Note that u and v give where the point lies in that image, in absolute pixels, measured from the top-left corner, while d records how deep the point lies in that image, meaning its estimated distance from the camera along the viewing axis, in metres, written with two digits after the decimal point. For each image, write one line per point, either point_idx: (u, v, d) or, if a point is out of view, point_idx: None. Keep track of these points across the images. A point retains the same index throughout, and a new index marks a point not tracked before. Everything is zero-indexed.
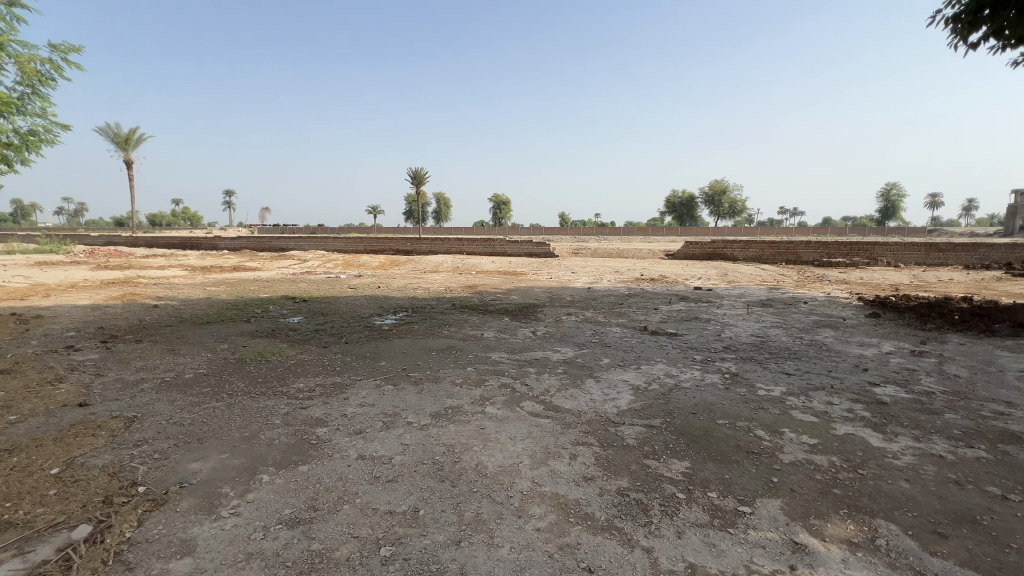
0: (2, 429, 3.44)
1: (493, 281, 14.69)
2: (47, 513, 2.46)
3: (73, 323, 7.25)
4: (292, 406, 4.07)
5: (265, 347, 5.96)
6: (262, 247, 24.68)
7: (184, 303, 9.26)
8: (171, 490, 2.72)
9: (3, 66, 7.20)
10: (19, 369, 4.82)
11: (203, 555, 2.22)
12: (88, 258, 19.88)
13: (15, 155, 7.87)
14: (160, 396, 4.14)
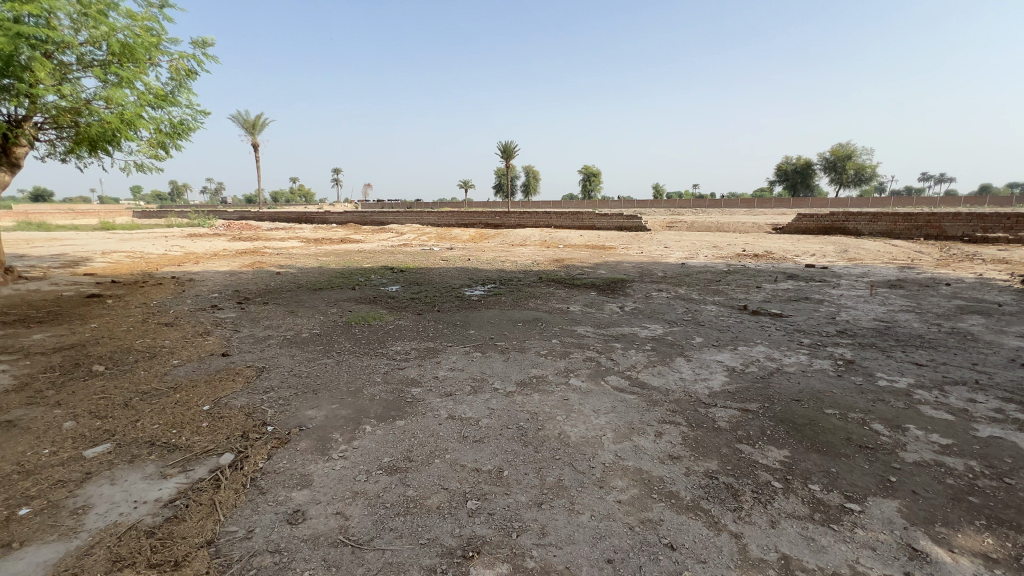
0: (169, 369, 4.18)
1: (581, 255, 14.49)
2: (202, 441, 2.97)
3: (216, 286, 8.48)
4: (391, 366, 4.44)
5: (368, 312, 6.53)
6: (365, 221, 26.73)
7: (302, 271, 10.38)
8: (292, 431, 3.14)
9: (158, 65, 8.39)
10: (179, 323, 5.80)
11: (317, 489, 2.54)
12: (226, 231, 23.00)
13: (170, 142, 9.19)
14: (284, 351, 4.75)
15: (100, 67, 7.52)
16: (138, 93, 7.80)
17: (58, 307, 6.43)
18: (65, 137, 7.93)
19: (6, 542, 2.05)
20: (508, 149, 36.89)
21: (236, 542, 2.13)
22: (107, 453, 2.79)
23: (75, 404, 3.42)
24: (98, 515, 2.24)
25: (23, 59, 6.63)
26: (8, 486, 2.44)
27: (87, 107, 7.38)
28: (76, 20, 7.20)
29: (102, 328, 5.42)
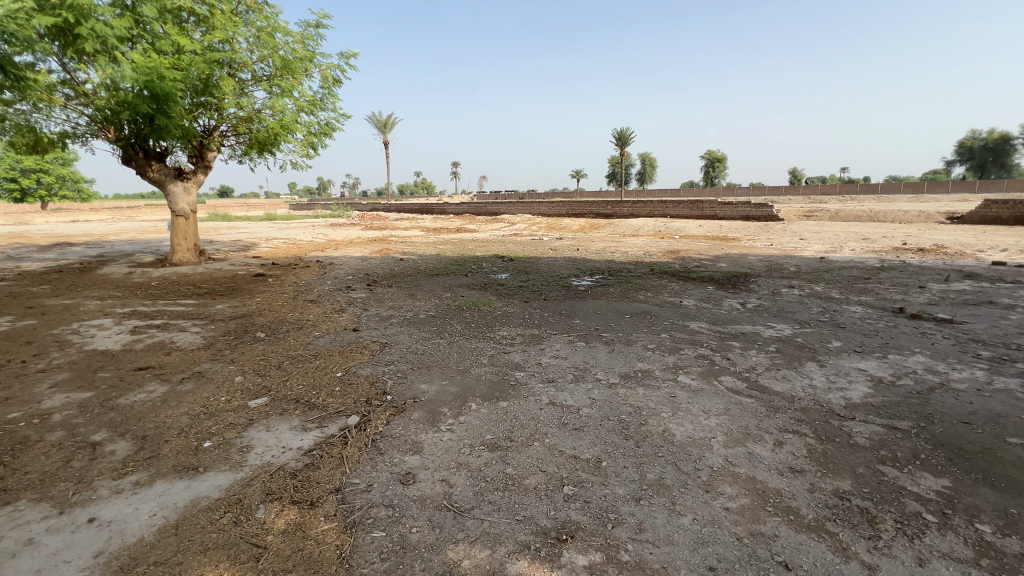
0: (312, 339, 4.85)
1: (699, 246, 13.53)
2: (335, 402, 3.40)
3: (351, 269, 9.55)
4: (497, 349, 4.63)
5: (478, 298, 6.86)
6: (479, 211, 27.97)
7: (422, 258, 11.22)
8: (408, 401, 3.44)
9: (312, 75, 9.63)
10: (321, 300, 6.67)
11: (427, 455, 2.77)
12: (359, 221, 25.82)
13: (318, 143, 10.52)
14: (403, 330, 5.21)
15: (268, 81, 8.87)
16: (294, 101, 9.05)
17: (234, 283, 7.80)
18: (241, 143, 9.53)
19: (195, 466, 2.58)
20: (623, 136, 35.60)
21: (358, 492, 2.42)
22: (264, 405, 3.33)
23: (243, 363, 4.15)
24: (257, 454, 2.71)
25: (214, 79, 8.11)
26: (197, 423, 3.06)
27: (257, 115, 8.77)
28: (252, 42, 8.58)
29: (264, 302, 6.45)
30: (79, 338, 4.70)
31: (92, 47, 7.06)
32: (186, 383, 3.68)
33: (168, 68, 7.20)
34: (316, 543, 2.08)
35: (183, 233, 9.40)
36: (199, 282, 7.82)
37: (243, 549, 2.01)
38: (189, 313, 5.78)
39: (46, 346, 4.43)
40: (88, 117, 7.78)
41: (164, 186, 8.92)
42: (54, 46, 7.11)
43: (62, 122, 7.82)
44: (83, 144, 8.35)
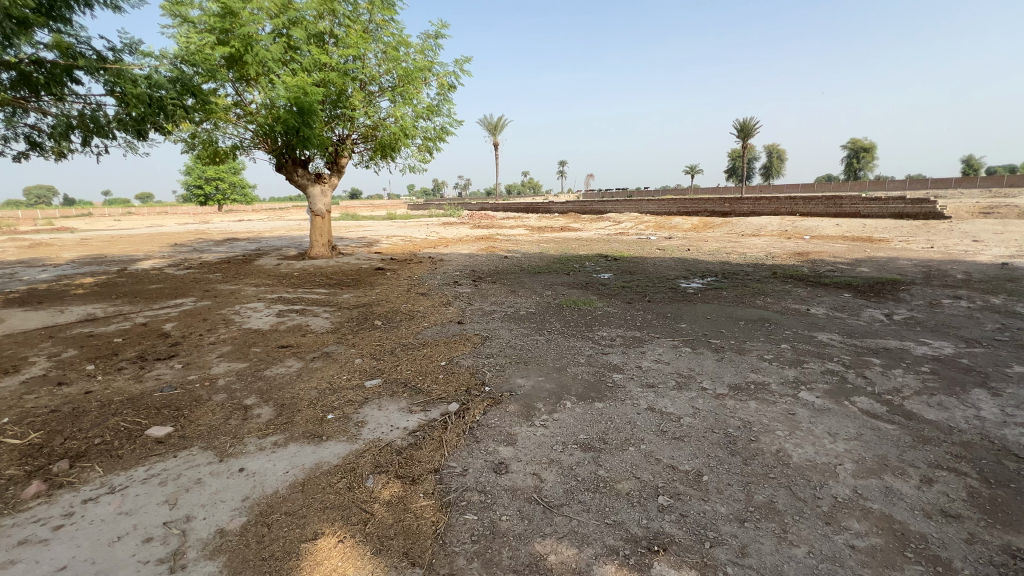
0: (422, 329, 5.22)
1: (834, 248, 11.92)
2: (438, 389, 3.63)
3: (459, 266, 10.06)
4: (595, 349, 4.56)
5: (579, 297, 6.81)
6: (584, 209, 27.71)
7: (525, 256, 11.44)
8: (505, 394, 3.55)
9: (430, 83, 10.35)
10: (431, 293, 7.15)
11: (520, 448, 2.83)
12: (468, 220, 27.13)
13: (433, 147, 11.26)
14: (504, 325, 5.37)
15: (392, 91, 9.73)
16: (414, 109, 9.79)
17: (359, 275, 8.69)
18: (369, 149, 10.57)
19: (319, 434, 2.94)
20: (747, 125, 32.63)
21: (455, 475, 2.56)
22: (378, 386, 3.68)
23: (363, 347, 4.62)
24: (370, 430, 3.00)
25: (348, 92, 9.11)
26: (323, 397, 3.48)
27: (382, 123, 9.65)
28: (379, 57, 9.46)
29: (382, 294, 7.09)
30: (240, 317, 5.62)
31: (256, 72, 8.35)
32: (317, 361, 4.21)
33: (312, 85, 8.24)
34: (415, 517, 2.24)
35: (320, 230, 10.77)
36: (330, 274, 8.87)
37: (354, 512, 2.25)
38: (321, 301, 6.58)
39: (216, 323, 5.37)
40: (251, 131, 9.23)
41: (307, 189, 10.22)
42: (228, 73, 8.55)
43: (233, 137, 9.38)
44: (247, 154, 9.92)
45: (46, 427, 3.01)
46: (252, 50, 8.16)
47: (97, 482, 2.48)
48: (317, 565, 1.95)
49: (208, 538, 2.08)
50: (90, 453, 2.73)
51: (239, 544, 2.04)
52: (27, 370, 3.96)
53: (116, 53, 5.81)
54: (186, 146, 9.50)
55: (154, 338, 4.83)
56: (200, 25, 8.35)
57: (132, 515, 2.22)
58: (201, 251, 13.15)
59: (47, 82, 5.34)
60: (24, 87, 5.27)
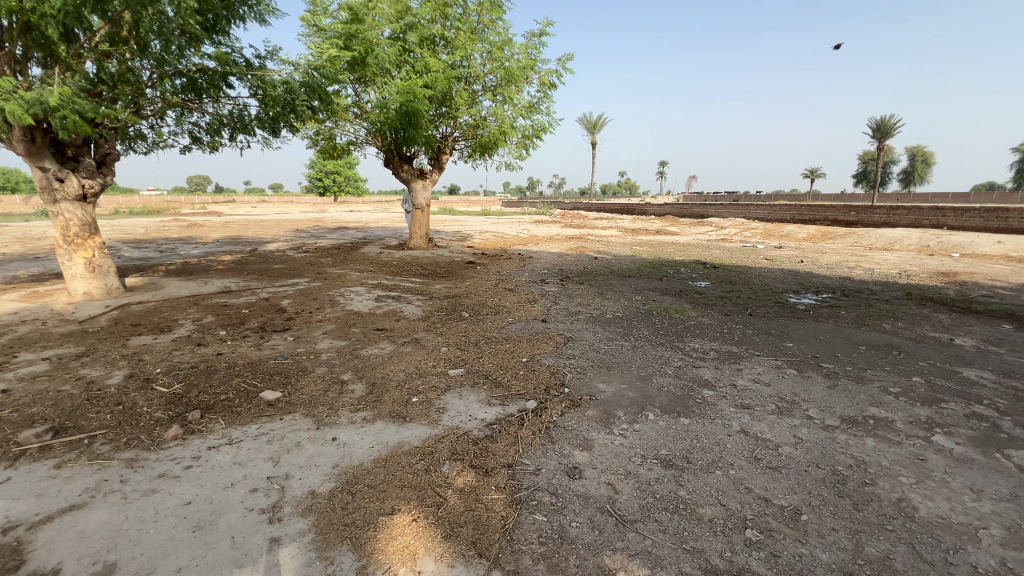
0: (506, 324, 5.30)
1: (992, 270, 10.02)
2: (517, 385, 3.64)
3: (547, 264, 10.04)
4: (685, 361, 4.29)
5: (671, 304, 6.45)
6: (683, 212, 26.21)
7: (616, 258, 11.11)
8: (584, 397, 3.47)
9: (532, 81, 10.45)
10: (518, 290, 7.23)
11: (596, 455, 2.75)
12: (560, 219, 27.07)
13: (530, 145, 11.38)
14: (589, 327, 5.26)
15: (494, 91, 9.99)
16: (513, 108, 9.97)
17: (451, 268, 9.06)
18: (469, 147, 10.96)
19: (403, 415, 3.10)
20: (885, 125, 28.62)
21: (527, 473, 2.55)
22: (460, 375, 3.80)
23: (449, 336, 4.80)
24: (450, 417, 3.10)
25: (453, 92, 9.52)
26: (410, 380, 3.67)
27: (483, 122, 9.95)
28: (485, 57, 9.76)
29: (471, 287, 7.31)
30: (344, 299, 6.13)
31: (374, 73, 9.04)
32: (407, 346, 4.45)
33: (421, 86, 8.73)
34: (486, 508, 2.27)
35: (420, 223, 11.38)
36: (426, 264, 9.35)
37: (429, 495, 2.33)
38: (415, 290, 6.95)
39: (324, 303, 5.92)
40: (365, 129, 10.02)
41: (410, 183, 10.87)
42: (350, 75, 9.35)
43: (350, 134, 10.26)
44: (361, 150, 10.79)
45: (186, 380, 3.54)
46: (372, 53, 8.86)
47: (219, 432, 2.85)
48: (392, 539, 2.05)
49: (302, 497, 2.29)
50: (216, 407, 3.15)
51: (326, 507, 2.22)
52: (177, 331, 4.68)
53: (261, 60, 6.61)
54: (310, 142, 10.57)
55: (273, 311, 5.46)
56: (330, 32, 9.23)
57: (243, 466, 2.52)
58: (318, 237, 14.60)
59: (208, 86, 6.24)
60: (191, 91, 6.21)
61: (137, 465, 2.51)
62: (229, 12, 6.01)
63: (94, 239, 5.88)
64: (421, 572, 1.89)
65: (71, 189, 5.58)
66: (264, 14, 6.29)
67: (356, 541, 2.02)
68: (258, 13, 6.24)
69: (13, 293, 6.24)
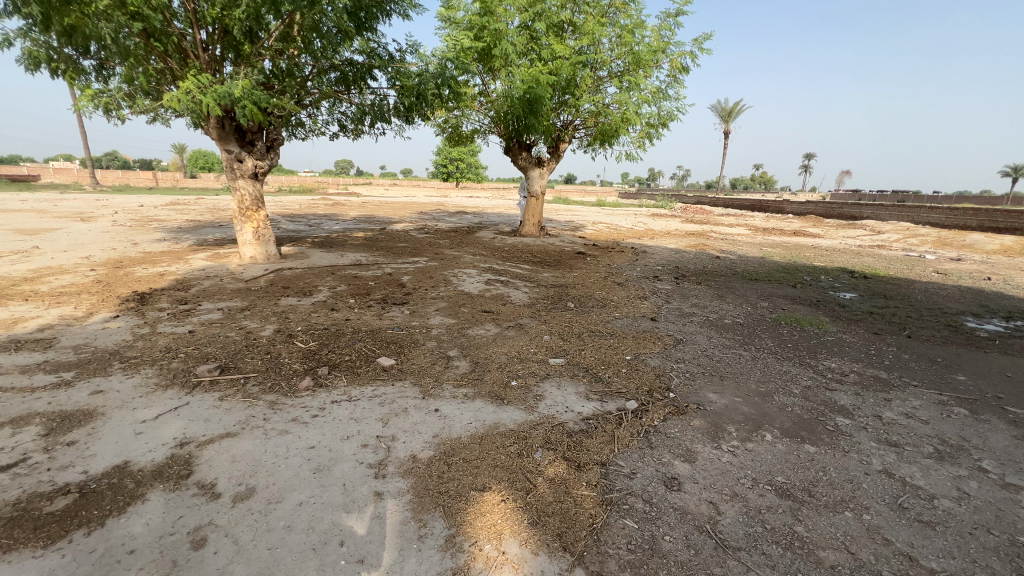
0: (612, 319, 5.13)
1: None
2: (618, 383, 3.51)
3: (661, 260, 9.53)
4: (817, 381, 3.76)
5: (804, 315, 5.70)
6: (830, 213, 22.96)
7: (742, 259, 10.12)
8: (691, 405, 3.22)
9: (662, 65, 9.85)
10: (628, 284, 6.96)
11: (699, 469, 2.54)
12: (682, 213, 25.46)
13: (654, 134, 10.80)
14: (703, 331, 4.88)
15: (620, 76, 9.62)
16: (639, 95, 9.52)
17: (560, 257, 9.03)
18: (589, 135, 10.74)
19: (502, 397, 3.17)
20: None
21: (621, 476, 2.45)
22: (560, 365, 3.78)
23: (553, 325, 4.79)
24: (546, 406, 3.10)
25: (577, 79, 9.38)
26: (511, 364, 3.74)
27: (605, 110, 9.67)
28: (613, 42, 9.42)
29: (580, 277, 7.20)
30: (457, 280, 6.45)
31: (501, 63, 9.27)
32: (510, 330, 4.54)
33: (545, 75, 8.74)
34: (575, 503, 2.23)
35: (533, 211, 11.50)
36: (536, 252, 9.45)
37: (520, 479, 2.36)
38: (524, 276, 7.06)
39: (439, 281, 6.29)
40: (489, 117, 10.36)
41: (527, 171, 11.02)
42: (479, 66, 9.71)
43: (474, 123, 10.69)
44: (484, 138, 11.20)
45: (320, 339, 4.02)
46: (500, 43, 9.08)
47: (342, 389, 3.19)
48: (481, 515, 2.11)
49: (404, 459, 2.46)
50: (341, 366, 3.52)
51: (424, 473, 2.35)
52: (316, 295, 5.33)
53: (401, 53, 7.14)
54: (439, 130, 11.24)
55: (395, 285, 5.94)
56: (464, 24, 9.66)
57: (358, 423, 2.78)
58: (439, 220, 15.57)
59: (355, 78, 6.92)
60: (342, 83, 6.94)
61: (277, 408, 2.91)
62: (378, 10, 6.57)
63: (260, 211, 6.89)
64: (505, 553, 1.92)
65: (246, 168, 6.60)
66: (407, 9, 6.75)
67: (447, 510, 2.12)
68: (402, 9, 6.72)
69: (203, 253, 7.64)
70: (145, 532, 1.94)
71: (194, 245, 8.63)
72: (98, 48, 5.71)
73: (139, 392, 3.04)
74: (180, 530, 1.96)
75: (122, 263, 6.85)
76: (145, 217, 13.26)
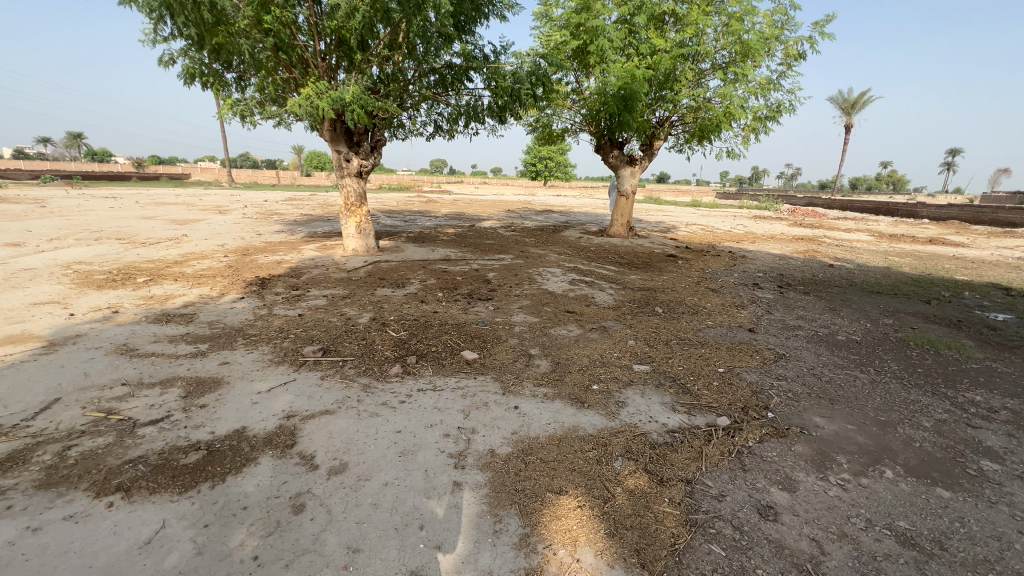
0: (704, 327, 4.81)
1: None
2: (708, 396, 3.28)
3: (763, 266, 8.76)
4: (954, 415, 3.21)
5: (940, 336, 4.91)
6: (980, 218, 19.58)
7: (861, 268, 8.97)
8: (793, 429, 2.92)
9: (774, 53, 9.04)
10: (723, 291, 6.49)
11: (800, 500, 2.28)
12: (790, 216, 23.21)
13: (761, 129, 9.95)
14: (810, 347, 4.41)
15: (724, 68, 9.00)
16: (746, 87, 8.83)
17: (649, 259, 8.68)
18: (687, 132, 10.17)
19: (582, 400, 3.11)
20: None
21: (709, 497, 2.28)
22: (645, 373, 3.62)
23: (639, 330, 4.61)
24: (629, 413, 2.98)
25: (677, 72, 8.93)
26: (593, 367, 3.66)
27: (706, 104, 9.10)
28: (719, 31, 8.83)
29: (670, 282, 6.86)
30: (541, 278, 6.46)
31: (596, 60, 9.10)
32: (594, 333, 4.44)
33: (642, 70, 8.44)
34: (655, 519, 2.12)
35: (622, 210, 11.17)
36: (624, 253, 9.17)
37: (598, 486, 2.29)
38: (610, 278, 6.88)
39: (523, 279, 6.35)
40: (581, 115, 10.23)
41: (618, 170, 10.73)
42: (573, 63, 9.62)
43: (566, 121, 10.62)
44: (574, 137, 11.09)
45: (410, 329, 4.24)
46: (596, 40, 8.91)
47: (427, 378, 3.34)
48: (557, 518, 2.08)
49: (483, 453, 2.51)
50: (428, 357, 3.69)
51: (501, 469, 2.38)
52: (408, 287, 5.64)
53: (497, 54, 7.29)
54: (530, 129, 11.34)
55: (481, 281, 6.10)
56: (560, 22, 9.63)
57: (441, 412, 2.89)
58: (526, 218, 15.74)
59: (453, 81, 7.20)
60: (441, 86, 7.25)
61: (370, 391, 3.11)
62: (477, 13, 6.76)
63: (362, 207, 7.44)
64: (580, 561, 1.87)
65: (353, 167, 7.16)
66: (505, 10, 6.87)
67: (523, 508, 2.12)
68: (500, 11, 6.85)
69: (313, 244, 8.43)
70: (256, 491, 2.17)
71: (307, 237, 9.55)
72: (239, 62, 6.52)
73: (256, 365, 3.43)
74: (284, 493, 2.17)
75: (248, 251, 7.78)
76: (268, 211, 14.95)
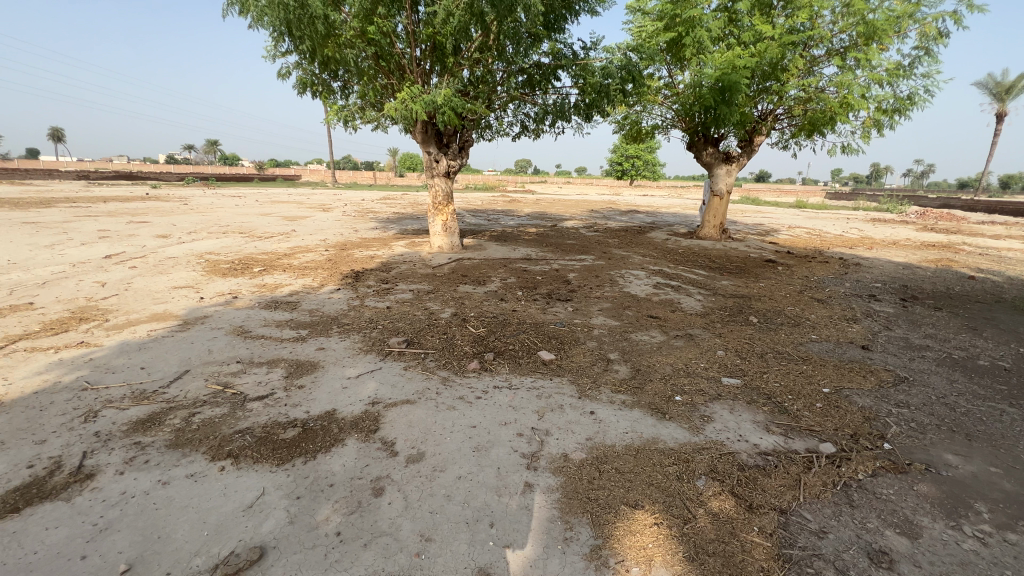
0: (806, 341, 4.34)
1: None
2: (809, 419, 2.94)
3: (882, 276, 7.73)
4: None
5: None
6: None
7: (1012, 282, 7.57)
8: (916, 465, 2.52)
9: (905, 33, 7.94)
10: (831, 302, 5.82)
11: (924, 549, 1.96)
12: (918, 219, 20.29)
13: (887, 122, 8.80)
14: (941, 371, 3.79)
15: (843, 54, 8.09)
16: (868, 74, 7.86)
17: (744, 264, 8.03)
18: (794, 126, 9.28)
19: (663, 411, 2.94)
20: None
21: (806, 531, 2.04)
22: (735, 387, 3.34)
23: (729, 340, 4.27)
24: (715, 429, 2.76)
25: (785, 61, 8.19)
26: (676, 376, 3.45)
27: (819, 95, 8.25)
28: (838, 13, 7.94)
29: (767, 289, 6.29)
30: (623, 281, 6.24)
31: (692, 52, 8.60)
32: (678, 340, 4.19)
33: (744, 59, 7.84)
34: (742, 548, 1.94)
35: (715, 212, 10.46)
36: (715, 257, 8.59)
37: (677, 505, 2.14)
38: (699, 282, 6.47)
39: (604, 281, 6.18)
40: (673, 111, 9.73)
41: (712, 168, 10.07)
42: (667, 56, 9.18)
43: (656, 117, 10.18)
44: (665, 134, 10.61)
45: (489, 326, 4.30)
46: (693, 31, 8.41)
47: (504, 376, 3.36)
48: (631, 534, 1.98)
49: (556, 457, 2.46)
50: (505, 354, 3.71)
51: (574, 475, 2.31)
52: (488, 285, 5.74)
53: (586, 51, 7.17)
54: (618, 127, 11.04)
55: (561, 281, 6.03)
56: (654, 14, 9.24)
57: (516, 411, 2.88)
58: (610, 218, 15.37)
59: (541, 80, 7.21)
60: (528, 86, 7.30)
61: (448, 385, 3.20)
62: (568, 11, 6.71)
63: (449, 206, 7.71)
64: None
65: (441, 168, 7.43)
66: (596, 5, 6.74)
67: (595, 518, 2.04)
68: (591, 7, 6.73)
69: (402, 241, 8.90)
70: (342, 471, 2.32)
71: (398, 233, 10.12)
72: (344, 72, 7.05)
73: (348, 353, 3.68)
74: (366, 476, 2.29)
75: (346, 246, 8.42)
76: (365, 209, 16.08)
